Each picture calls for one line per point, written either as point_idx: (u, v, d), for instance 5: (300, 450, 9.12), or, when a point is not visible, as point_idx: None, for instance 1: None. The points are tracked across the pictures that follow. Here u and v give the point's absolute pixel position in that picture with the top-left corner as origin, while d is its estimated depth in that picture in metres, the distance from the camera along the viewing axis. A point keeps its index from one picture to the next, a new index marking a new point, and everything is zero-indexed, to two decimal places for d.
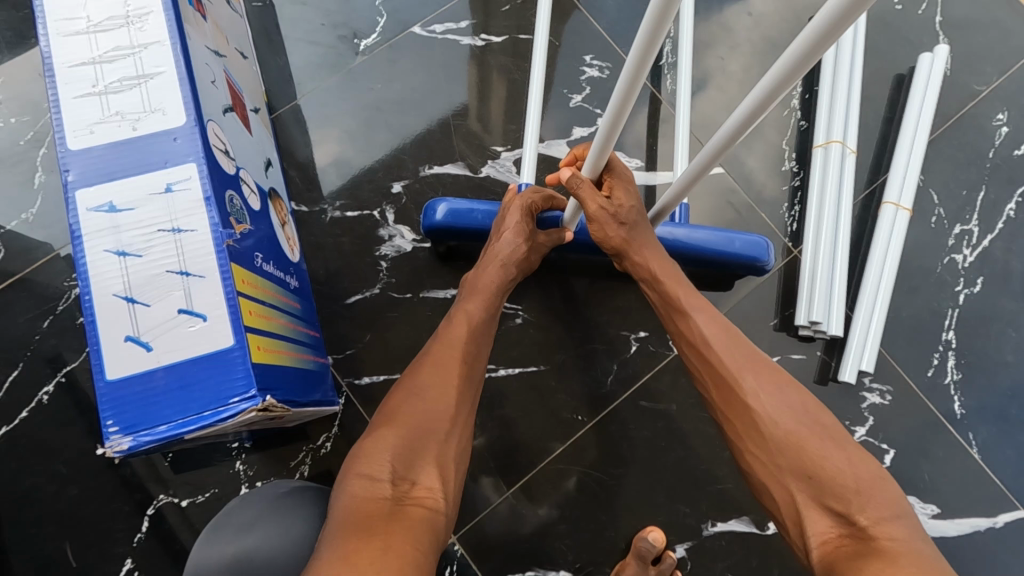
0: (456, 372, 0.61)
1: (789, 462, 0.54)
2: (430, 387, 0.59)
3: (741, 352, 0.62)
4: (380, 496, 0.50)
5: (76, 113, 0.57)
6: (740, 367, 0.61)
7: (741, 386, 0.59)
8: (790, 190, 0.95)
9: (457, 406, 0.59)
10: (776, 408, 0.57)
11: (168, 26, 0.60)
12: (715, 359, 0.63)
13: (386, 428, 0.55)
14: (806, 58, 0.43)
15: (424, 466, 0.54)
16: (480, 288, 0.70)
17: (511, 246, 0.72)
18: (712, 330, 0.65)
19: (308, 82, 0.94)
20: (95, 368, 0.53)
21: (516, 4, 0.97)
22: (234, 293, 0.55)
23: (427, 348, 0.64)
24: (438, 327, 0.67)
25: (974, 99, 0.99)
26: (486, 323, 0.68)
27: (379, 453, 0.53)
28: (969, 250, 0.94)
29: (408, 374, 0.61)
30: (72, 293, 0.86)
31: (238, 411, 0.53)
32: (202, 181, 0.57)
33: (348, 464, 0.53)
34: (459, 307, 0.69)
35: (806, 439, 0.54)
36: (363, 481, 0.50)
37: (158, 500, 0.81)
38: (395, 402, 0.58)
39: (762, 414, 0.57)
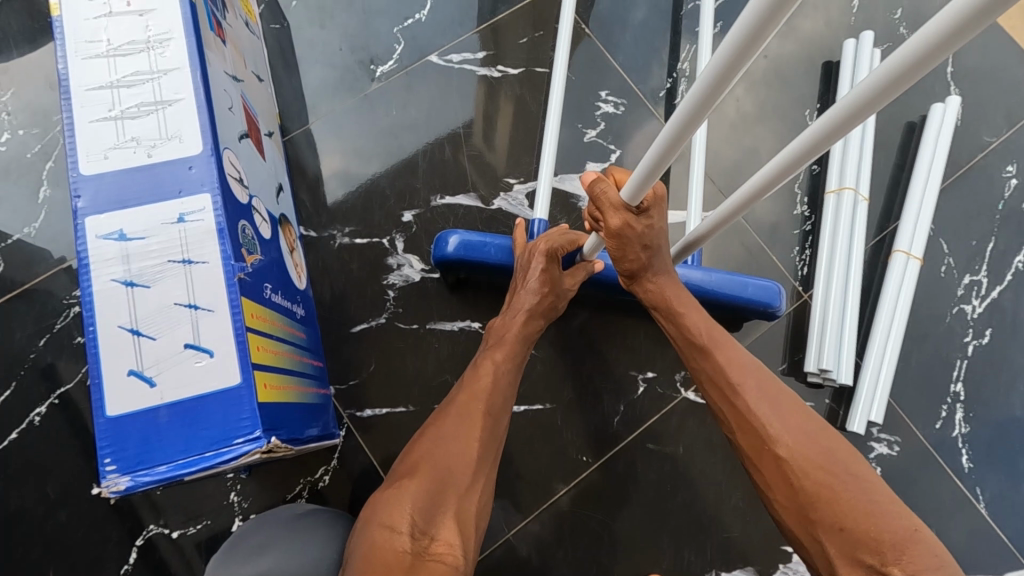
0: (478, 419, 0.60)
1: (818, 512, 0.53)
2: (452, 436, 0.58)
3: (762, 392, 0.61)
4: (400, 549, 0.48)
5: (91, 137, 0.56)
6: (763, 410, 0.59)
7: (767, 432, 0.58)
8: (801, 233, 0.95)
9: (481, 459, 0.58)
10: (801, 453, 0.56)
11: (188, 52, 0.59)
12: (737, 400, 0.61)
13: (407, 478, 0.54)
14: (818, 144, 0.44)
15: (444, 519, 0.52)
16: (504, 339, 0.70)
17: (535, 297, 0.72)
18: (733, 370, 0.63)
19: (323, 106, 0.94)
20: (96, 403, 0.51)
21: (533, 37, 0.97)
22: (242, 329, 0.54)
23: (450, 397, 0.64)
24: (462, 376, 0.66)
25: (983, 150, 0.99)
26: (512, 371, 0.67)
27: (401, 504, 0.51)
28: (978, 301, 0.94)
29: (432, 422, 0.61)
30: (71, 311, 0.84)
31: (241, 453, 0.51)
32: (216, 212, 0.56)
33: (370, 516, 0.51)
34: (483, 355, 0.68)
35: (835, 486, 0.53)
36: (384, 532, 0.49)
37: (149, 530, 0.78)
38: (417, 452, 0.57)
39: (787, 460, 0.56)
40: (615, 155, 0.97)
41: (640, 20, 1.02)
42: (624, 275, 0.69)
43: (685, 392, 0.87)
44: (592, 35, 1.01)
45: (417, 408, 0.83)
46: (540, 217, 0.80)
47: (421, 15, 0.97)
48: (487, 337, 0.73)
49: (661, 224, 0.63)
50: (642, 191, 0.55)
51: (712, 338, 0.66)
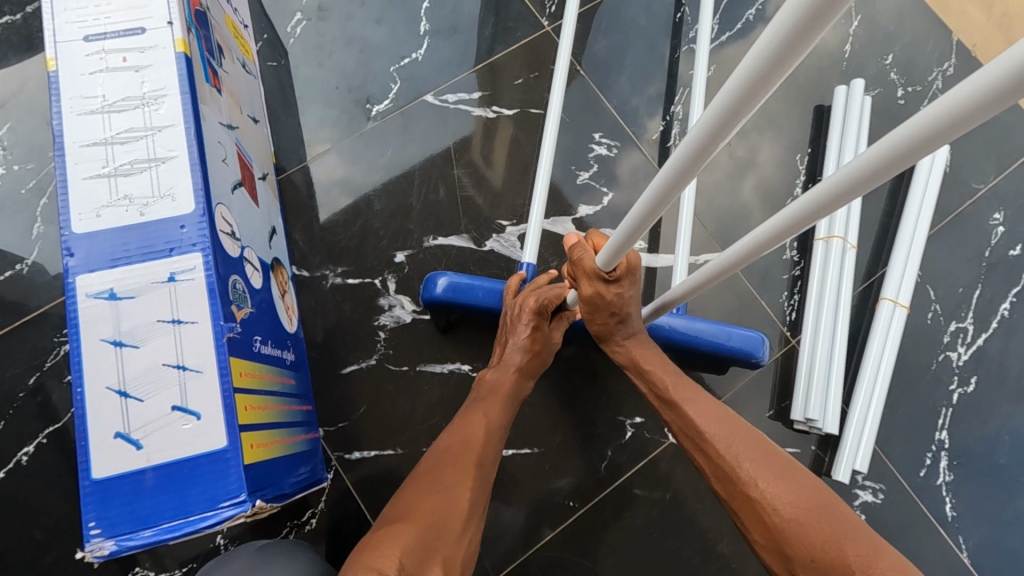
0: (469, 468, 0.60)
1: (804, 553, 0.52)
2: (443, 481, 0.58)
3: (735, 436, 0.61)
4: None
5: (84, 194, 0.57)
6: (738, 452, 0.60)
7: (747, 476, 0.58)
8: (790, 278, 0.96)
9: (471, 511, 0.57)
10: (780, 493, 0.55)
11: (183, 109, 0.60)
12: (712, 448, 0.62)
13: (401, 523, 0.52)
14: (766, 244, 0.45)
15: (434, 566, 0.50)
16: (495, 394, 0.71)
17: (525, 351, 0.73)
18: (705, 418, 0.64)
19: (318, 145, 0.95)
20: (82, 466, 0.51)
21: (529, 79, 0.98)
22: (229, 391, 0.54)
23: (439, 444, 0.64)
24: (451, 426, 0.66)
25: (971, 198, 1.01)
26: (503, 426, 0.68)
27: (392, 546, 0.49)
28: (964, 348, 0.95)
29: (425, 469, 0.60)
30: (62, 348, 0.84)
31: (225, 517, 0.52)
32: (207, 272, 0.56)
33: (356, 559, 0.49)
34: (475, 408, 0.69)
35: (819, 522, 0.52)
36: (373, 572, 0.46)
37: (134, 573, 0.78)
38: (407, 496, 0.57)
39: (766, 500, 0.56)
40: (607, 198, 0.98)
41: (634, 62, 1.03)
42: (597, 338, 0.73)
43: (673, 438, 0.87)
44: (587, 76, 1.02)
45: (405, 451, 0.83)
46: (529, 263, 0.81)
47: (418, 54, 0.98)
48: (477, 390, 0.73)
49: (632, 292, 0.66)
50: (618, 256, 0.57)
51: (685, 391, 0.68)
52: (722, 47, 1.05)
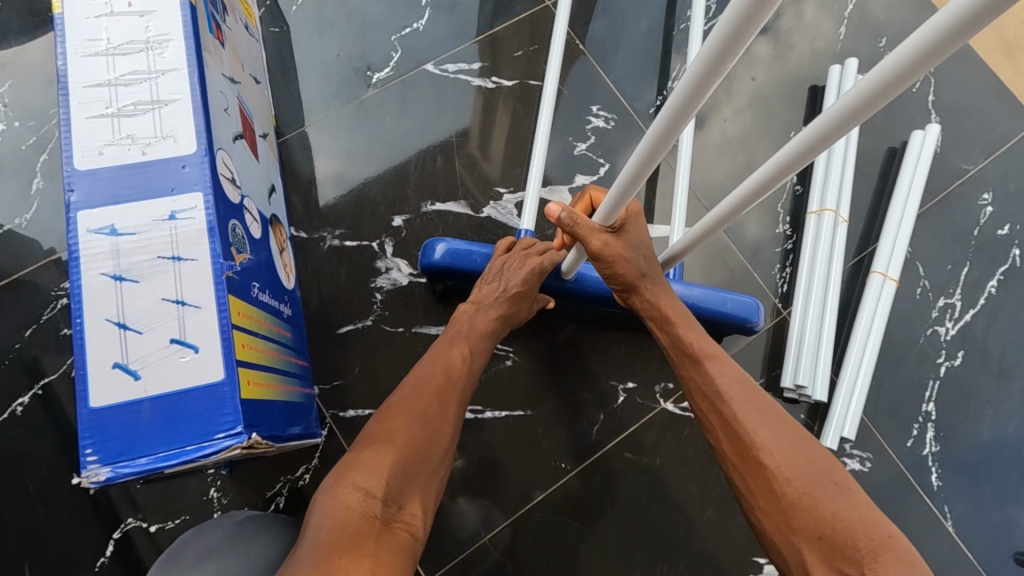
0: (454, 396, 0.58)
1: (801, 515, 0.53)
2: (429, 410, 0.55)
3: (756, 399, 0.62)
4: (371, 514, 0.46)
5: (86, 133, 0.58)
6: (755, 416, 0.60)
7: (761, 439, 0.58)
8: (782, 252, 0.97)
9: (451, 439, 0.56)
10: (790, 459, 0.56)
11: (186, 54, 0.61)
12: (727, 407, 0.62)
13: (383, 443, 0.51)
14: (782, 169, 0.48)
15: (411, 492, 0.51)
16: (475, 330, 0.69)
17: (511, 294, 0.72)
18: (726, 379, 0.64)
19: (318, 111, 0.96)
20: (80, 394, 0.52)
21: (528, 51, 0.99)
22: (228, 327, 0.55)
23: (416, 372, 0.60)
24: (431, 349, 0.63)
25: (960, 178, 1.02)
26: (481, 361, 0.67)
27: (376, 469, 0.49)
28: (951, 324, 0.96)
29: (406, 392, 0.56)
30: (59, 303, 0.85)
31: (222, 448, 0.52)
32: (208, 211, 0.57)
33: (338, 475, 0.49)
34: (456, 340, 0.66)
35: (824, 493, 0.53)
36: (357, 495, 0.46)
37: (126, 524, 0.78)
38: (389, 417, 0.54)
39: (774, 463, 0.57)
40: (603, 169, 0.99)
41: (632, 39, 1.05)
42: (619, 291, 0.74)
43: (665, 404, 0.88)
44: (585, 51, 1.04)
45: None
46: (527, 229, 0.82)
47: (419, 25, 0.99)
48: (452, 325, 0.70)
49: (640, 235, 0.70)
50: (618, 209, 0.62)
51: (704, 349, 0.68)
52: None
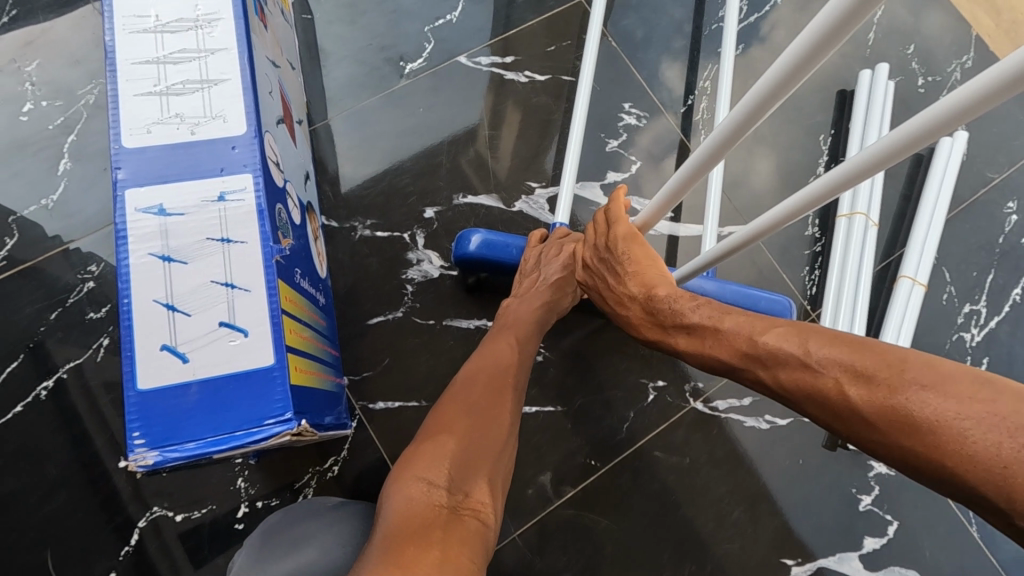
0: (504, 389, 0.59)
1: (896, 439, 0.37)
2: (483, 404, 0.56)
3: (852, 347, 0.40)
4: (437, 503, 0.45)
5: (134, 111, 0.56)
6: (877, 372, 0.38)
7: (908, 404, 0.36)
8: (811, 254, 0.98)
9: (509, 430, 0.56)
10: (970, 416, 0.34)
11: (236, 34, 0.60)
12: (822, 378, 0.41)
13: (442, 435, 0.51)
14: (833, 189, 0.51)
15: (478, 479, 0.49)
16: (523, 319, 0.69)
17: (554, 283, 0.72)
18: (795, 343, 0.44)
19: (351, 100, 0.95)
20: (127, 376, 0.51)
21: (561, 47, 0.98)
22: (277, 311, 0.54)
23: (468, 366, 0.62)
24: (480, 350, 0.64)
25: (986, 186, 1.03)
26: (531, 352, 0.66)
27: (437, 459, 0.49)
28: (976, 330, 0.97)
29: (460, 388, 0.58)
30: (83, 287, 0.85)
31: (272, 434, 0.51)
32: (257, 193, 0.56)
33: (400, 469, 0.49)
34: (502, 333, 0.67)
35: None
36: (421, 485, 0.46)
37: (152, 512, 0.79)
38: (444, 413, 0.54)
39: (960, 433, 0.34)
40: (634, 166, 0.99)
41: (663, 38, 1.04)
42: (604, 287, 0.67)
43: (694, 403, 0.88)
44: (618, 49, 1.04)
45: (429, 404, 0.83)
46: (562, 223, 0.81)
47: (452, 16, 0.98)
48: (500, 319, 0.71)
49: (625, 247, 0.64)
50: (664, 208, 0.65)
51: (745, 319, 0.49)
52: (752, 25, 1.05)
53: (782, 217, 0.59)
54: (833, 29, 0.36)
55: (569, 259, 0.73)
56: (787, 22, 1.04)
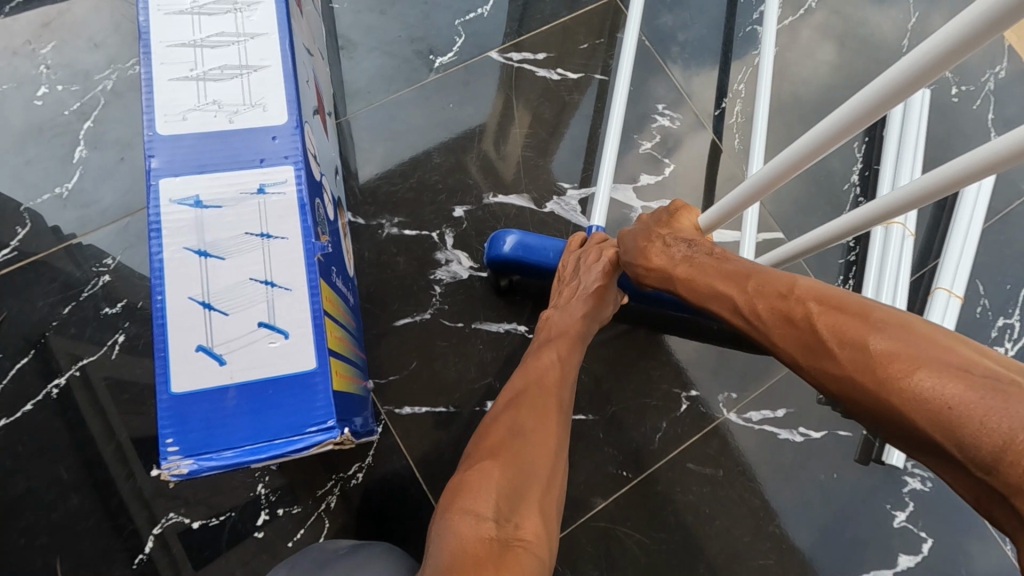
0: (550, 407, 0.56)
1: (844, 355, 0.41)
2: (527, 423, 0.53)
3: (839, 292, 0.44)
4: (485, 538, 0.42)
5: (170, 96, 0.53)
6: (854, 310, 0.42)
7: (876, 334, 0.40)
8: (845, 263, 0.96)
9: (558, 450, 0.52)
10: (932, 352, 0.37)
11: (277, 19, 0.57)
12: (795, 306, 0.45)
13: (487, 461, 0.49)
14: (911, 203, 0.51)
15: (528, 508, 0.46)
16: (565, 333, 0.67)
17: (594, 293, 0.69)
18: (784, 281, 0.48)
19: (379, 94, 0.92)
20: (161, 378, 0.48)
21: (594, 44, 0.94)
22: (320, 312, 0.51)
23: (512, 382, 0.60)
24: (522, 367, 0.62)
25: (1021, 198, 1.01)
26: (574, 364, 0.64)
27: (483, 490, 0.46)
28: (1010, 344, 0.95)
29: (506, 409, 0.55)
30: (98, 281, 0.82)
31: (314, 443, 0.49)
32: (298, 187, 0.53)
33: (449, 502, 0.46)
34: (545, 348, 0.64)
35: (1005, 379, 0.34)
36: (469, 519, 0.44)
37: (167, 519, 0.76)
38: (489, 437, 0.52)
39: (914, 363, 0.37)
40: (668, 168, 0.97)
41: (696, 38, 1.02)
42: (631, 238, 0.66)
43: (728, 414, 0.86)
44: (652, 50, 1.02)
45: (456, 410, 0.80)
46: (599, 226, 0.79)
47: (483, 10, 0.95)
48: (542, 332, 0.69)
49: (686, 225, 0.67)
50: (733, 214, 0.65)
51: (741, 264, 0.53)
52: (788, 27, 1.03)
53: (851, 226, 0.59)
54: (922, 71, 0.40)
55: (608, 265, 0.70)
56: (822, 25, 1.02)
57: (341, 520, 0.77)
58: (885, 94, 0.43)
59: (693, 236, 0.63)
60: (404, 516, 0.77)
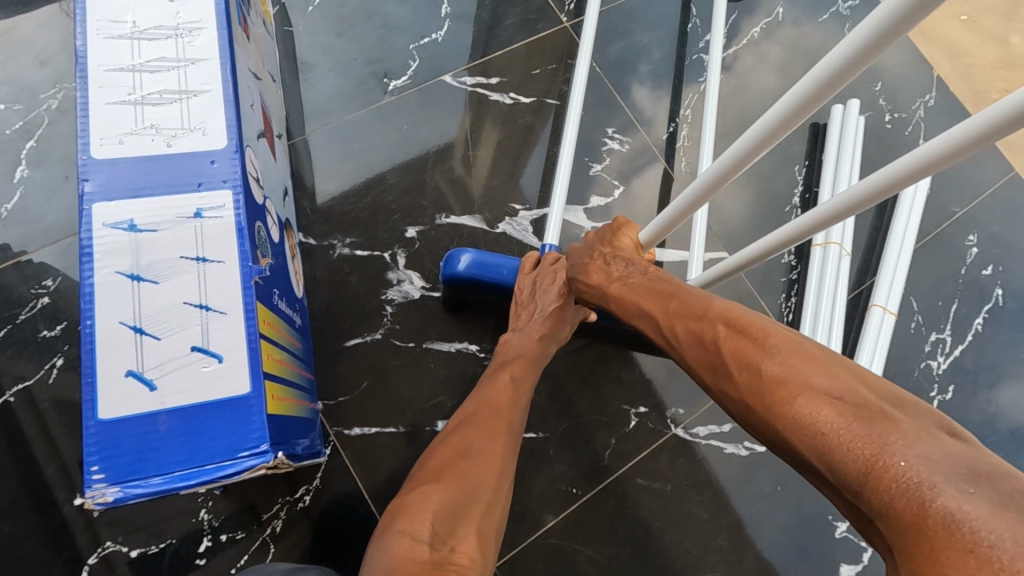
0: (500, 431, 0.56)
1: (714, 336, 0.47)
2: (477, 448, 0.53)
3: (744, 314, 0.47)
4: (419, 559, 0.42)
5: (106, 120, 0.53)
6: (734, 313, 0.47)
7: (766, 359, 0.42)
8: (787, 281, 0.99)
9: (503, 473, 0.52)
10: (808, 387, 0.39)
11: (219, 44, 0.57)
12: (684, 302, 0.52)
13: (432, 484, 0.49)
14: (834, 216, 0.54)
15: (466, 531, 0.46)
16: (521, 356, 0.68)
17: (549, 315, 0.71)
18: (700, 301, 0.51)
19: (333, 115, 0.93)
20: (88, 404, 0.48)
21: (547, 69, 0.97)
22: (255, 335, 0.51)
23: (468, 404, 0.61)
24: (478, 391, 0.63)
25: (949, 220, 1.06)
26: (528, 388, 0.64)
27: (422, 513, 0.46)
28: (942, 358, 1.00)
29: (455, 432, 0.56)
30: (37, 303, 0.80)
31: (246, 468, 0.48)
32: (237, 211, 0.53)
33: (389, 524, 0.46)
34: (500, 371, 0.66)
35: (874, 409, 0.37)
36: (405, 541, 0.43)
37: (104, 548, 0.74)
38: (437, 462, 0.52)
39: (795, 389, 0.40)
40: (618, 191, 1.00)
41: (647, 65, 1.05)
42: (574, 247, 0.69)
43: (676, 429, 0.88)
44: (603, 75, 1.05)
45: (406, 431, 0.80)
46: (552, 244, 0.80)
47: (438, 35, 0.97)
48: (499, 355, 0.70)
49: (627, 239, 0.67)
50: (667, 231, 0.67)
51: (671, 286, 0.56)
52: (732, 56, 1.08)
53: (786, 238, 0.62)
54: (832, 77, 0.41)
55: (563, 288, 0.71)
56: (766, 55, 1.07)
57: (288, 543, 0.76)
58: (850, 64, 0.39)
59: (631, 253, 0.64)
60: (353, 539, 0.76)
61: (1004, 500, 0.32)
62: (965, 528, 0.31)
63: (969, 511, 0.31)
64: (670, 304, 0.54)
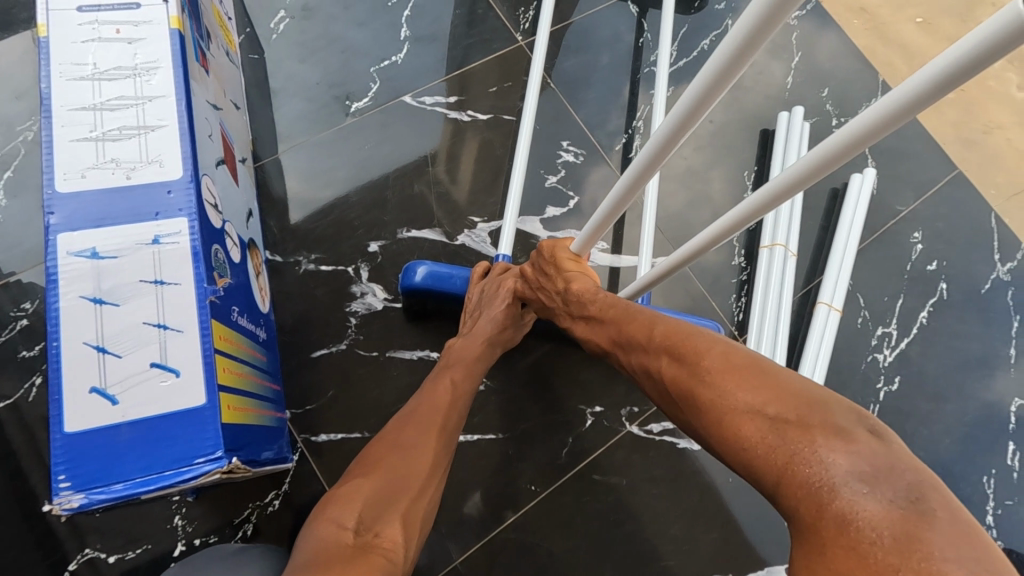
0: (434, 426, 0.61)
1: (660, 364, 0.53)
2: (410, 440, 0.58)
3: (681, 338, 0.53)
4: (344, 542, 0.47)
5: (69, 156, 0.58)
6: (674, 338, 0.53)
7: (697, 385, 0.48)
8: (738, 282, 1.04)
9: (433, 466, 0.57)
10: (733, 404, 0.45)
11: (174, 82, 0.62)
12: (636, 334, 0.58)
13: (365, 476, 0.53)
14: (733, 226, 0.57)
15: (391, 519, 0.51)
16: (463, 359, 0.73)
17: (493, 320, 0.76)
18: (648, 331, 0.57)
19: (298, 137, 0.98)
20: (54, 418, 0.52)
21: (502, 87, 1.01)
22: (210, 350, 0.55)
23: (411, 402, 0.65)
24: (421, 389, 0.67)
25: (895, 218, 1.11)
26: (469, 388, 0.69)
27: (353, 501, 0.50)
28: (889, 351, 1.05)
29: (392, 428, 0.60)
30: (16, 325, 0.85)
31: (201, 472, 0.53)
32: (192, 236, 0.57)
33: (321, 511, 0.50)
34: (443, 373, 0.70)
35: (788, 418, 0.42)
36: (333, 527, 0.48)
37: (83, 555, 0.77)
38: (372, 455, 0.56)
39: (725, 410, 0.45)
40: (574, 201, 1.04)
41: (601, 79, 1.10)
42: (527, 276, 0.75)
43: (630, 426, 0.92)
44: (558, 90, 1.09)
45: (370, 436, 0.85)
46: (504, 254, 0.85)
47: (397, 58, 1.02)
48: (445, 356, 0.75)
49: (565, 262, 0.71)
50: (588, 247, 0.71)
51: (624, 311, 0.62)
52: None
53: (696, 249, 0.65)
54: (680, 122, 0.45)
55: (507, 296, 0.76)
56: None
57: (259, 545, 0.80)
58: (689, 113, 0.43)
59: (580, 275, 0.70)
60: None
61: (894, 495, 0.36)
62: (857, 524, 0.36)
63: (862, 509, 0.36)
64: (625, 334, 0.60)
